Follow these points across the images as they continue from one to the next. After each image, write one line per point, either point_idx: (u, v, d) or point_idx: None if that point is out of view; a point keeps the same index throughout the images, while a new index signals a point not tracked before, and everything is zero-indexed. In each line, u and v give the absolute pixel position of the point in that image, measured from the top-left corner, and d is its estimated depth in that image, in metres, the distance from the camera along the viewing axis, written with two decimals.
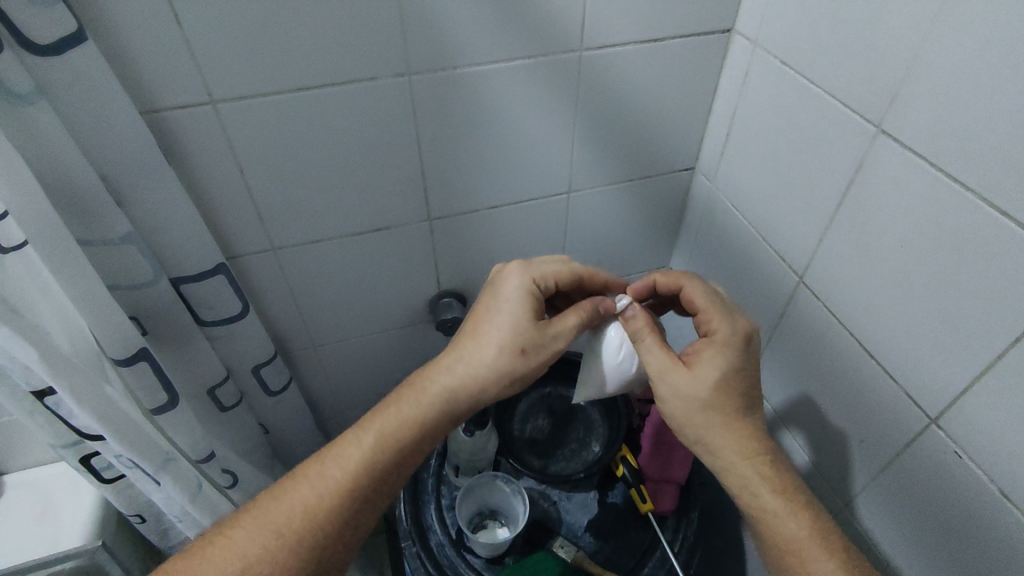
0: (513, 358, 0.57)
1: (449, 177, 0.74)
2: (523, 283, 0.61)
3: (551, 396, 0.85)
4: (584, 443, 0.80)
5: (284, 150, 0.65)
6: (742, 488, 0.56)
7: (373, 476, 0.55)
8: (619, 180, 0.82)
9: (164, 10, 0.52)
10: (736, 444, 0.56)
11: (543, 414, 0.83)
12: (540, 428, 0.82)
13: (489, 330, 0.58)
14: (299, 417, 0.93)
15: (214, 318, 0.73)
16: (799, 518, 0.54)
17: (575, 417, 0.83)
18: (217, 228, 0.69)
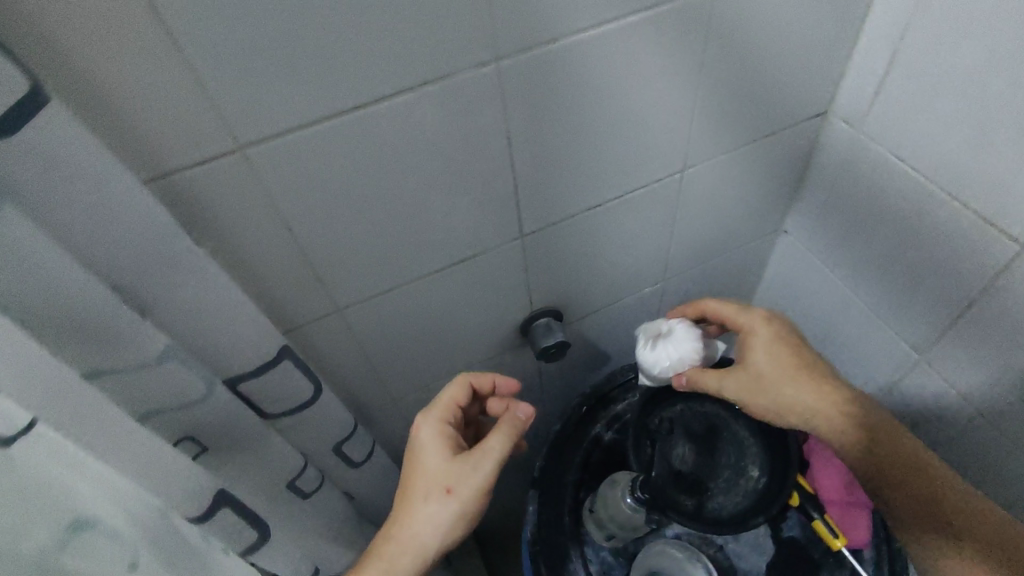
0: (445, 499, 0.55)
1: (545, 184, 0.57)
2: (432, 429, 0.59)
3: (686, 414, 0.71)
4: (740, 469, 0.67)
5: (343, 192, 0.48)
6: (861, 457, 0.60)
7: None
8: (740, 145, 0.65)
9: (154, 31, 0.34)
10: (825, 402, 0.61)
11: (682, 438, 0.69)
12: (684, 457, 0.68)
13: (419, 482, 0.56)
14: (388, 477, 0.80)
15: (281, 409, 0.57)
16: (925, 482, 0.57)
17: (721, 436, 0.70)
18: (270, 303, 0.53)
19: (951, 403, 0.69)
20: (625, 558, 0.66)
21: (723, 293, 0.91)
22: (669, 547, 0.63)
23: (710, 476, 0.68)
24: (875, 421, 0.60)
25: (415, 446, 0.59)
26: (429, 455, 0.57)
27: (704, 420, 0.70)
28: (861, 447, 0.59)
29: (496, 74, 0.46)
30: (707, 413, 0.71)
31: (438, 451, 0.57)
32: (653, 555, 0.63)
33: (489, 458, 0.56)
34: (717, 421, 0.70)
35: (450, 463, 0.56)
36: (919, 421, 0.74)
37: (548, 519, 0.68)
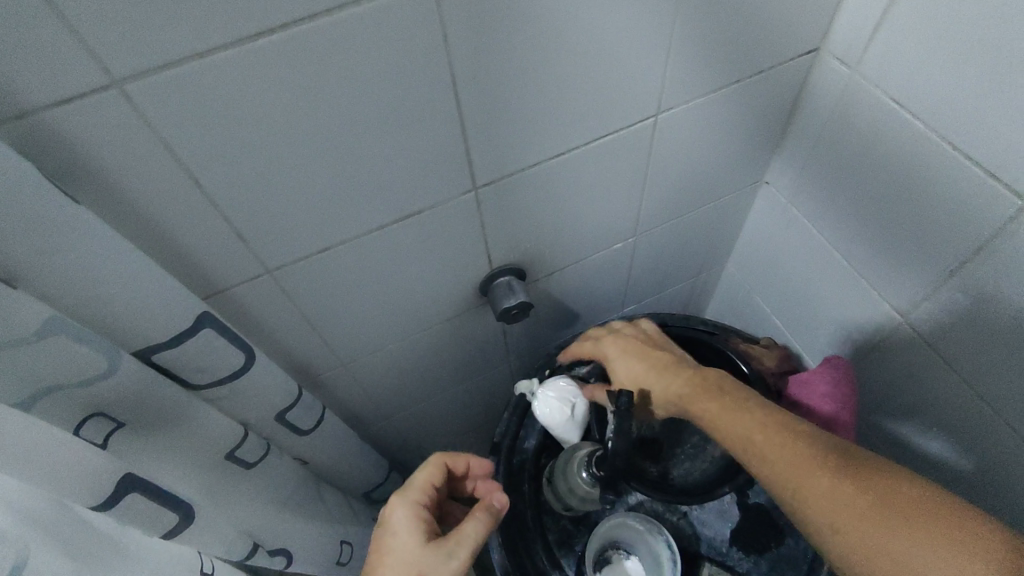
0: None
1: (499, 128, 0.50)
2: (405, 512, 0.54)
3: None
4: (707, 435, 0.65)
5: (256, 138, 0.42)
6: (747, 444, 0.50)
7: None
8: (721, 86, 0.59)
9: None
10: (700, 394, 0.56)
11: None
12: (650, 422, 0.66)
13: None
14: (343, 441, 0.76)
15: (210, 380, 0.52)
16: (823, 464, 0.46)
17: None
18: (185, 265, 0.47)
19: (927, 370, 0.65)
20: (585, 526, 0.63)
21: (700, 248, 0.86)
22: (629, 516, 0.61)
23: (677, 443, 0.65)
24: (740, 402, 0.53)
25: (384, 533, 0.53)
26: (401, 538, 0.52)
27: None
28: (739, 436, 0.51)
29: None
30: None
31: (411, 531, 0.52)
32: (613, 524, 0.61)
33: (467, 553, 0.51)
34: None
35: (424, 548, 0.50)
36: (894, 386, 0.71)
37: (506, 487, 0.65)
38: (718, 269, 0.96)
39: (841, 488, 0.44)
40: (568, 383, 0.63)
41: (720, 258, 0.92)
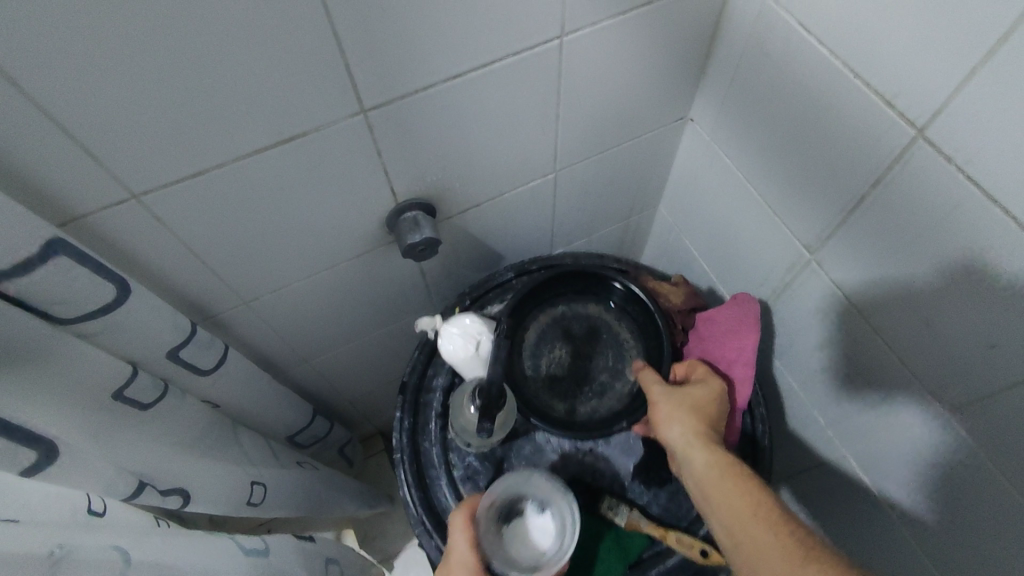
0: None
1: (382, 42, 0.47)
2: None
3: (566, 316, 0.68)
4: (616, 372, 0.65)
5: (88, 36, 0.37)
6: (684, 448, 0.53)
7: None
8: (632, 6, 0.56)
9: None
10: (691, 436, 0.53)
11: (559, 341, 0.66)
12: (559, 359, 0.66)
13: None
14: (254, 383, 0.74)
15: (78, 314, 0.49)
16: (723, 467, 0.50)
17: (600, 340, 0.66)
18: (29, 183, 0.43)
19: (831, 308, 0.66)
20: (491, 463, 0.62)
21: (625, 189, 0.84)
22: (531, 474, 0.59)
23: (583, 381, 0.65)
24: (675, 407, 0.56)
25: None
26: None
27: (584, 321, 0.67)
28: (680, 437, 0.54)
29: None
30: (588, 315, 0.68)
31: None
32: (515, 481, 0.59)
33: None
34: (598, 322, 0.67)
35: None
36: (801, 326, 0.72)
37: (412, 425, 0.64)
38: (648, 212, 0.95)
39: (751, 500, 0.47)
40: (474, 320, 0.62)
41: (648, 201, 0.91)
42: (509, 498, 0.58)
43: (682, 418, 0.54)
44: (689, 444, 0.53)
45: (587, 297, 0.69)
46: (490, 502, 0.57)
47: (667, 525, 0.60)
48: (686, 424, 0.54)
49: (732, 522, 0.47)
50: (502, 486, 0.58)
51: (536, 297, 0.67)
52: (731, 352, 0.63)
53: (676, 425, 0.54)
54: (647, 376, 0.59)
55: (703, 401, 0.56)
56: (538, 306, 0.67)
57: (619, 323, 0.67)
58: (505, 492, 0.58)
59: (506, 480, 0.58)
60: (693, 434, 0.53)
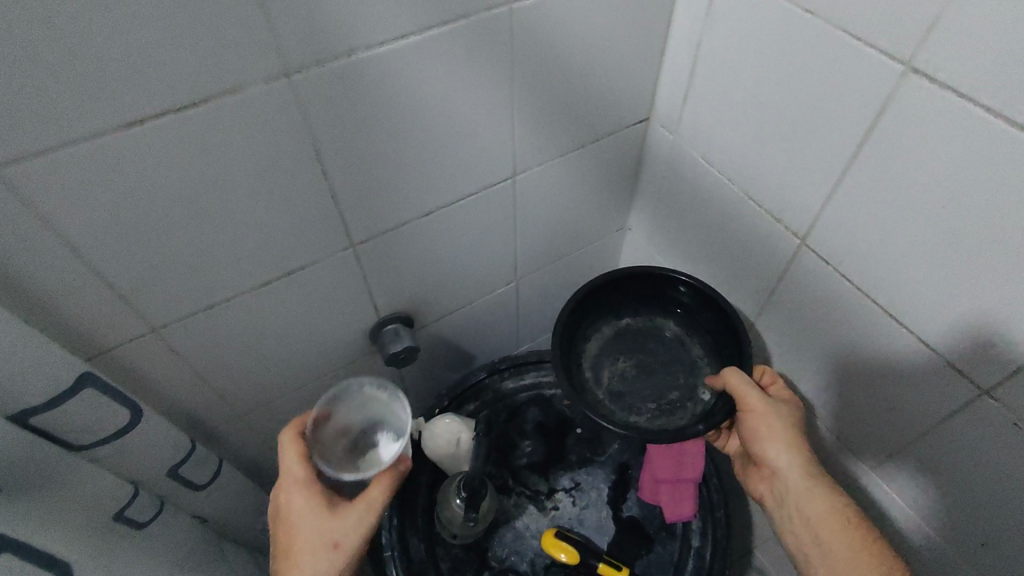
0: (331, 556, 0.52)
1: (369, 193, 0.57)
2: (306, 501, 0.54)
3: (629, 330, 0.72)
4: (690, 389, 0.67)
5: (136, 210, 0.46)
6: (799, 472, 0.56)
7: None
8: (569, 150, 0.69)
9: None
10: (801, 458, 0.57)
11: (622, 355, 0.70)
12: (623, 372, 0.69)
13: (300, 541, 0.53)
14: (243, 496, 0.77)
15: (93, 439, 0.54)
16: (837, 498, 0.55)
17: (666, 357, 0.69)
18: (65, 329, 0.50)
19: None
20: (476, 553, 0.67)
21: None
22: (367, 385, 0.61)
23: (649, 395, 0.67)
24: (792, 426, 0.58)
25: (288, 517, 0.54)
26: (302, 522, 0.53)
27: (646, 336, 0.72)
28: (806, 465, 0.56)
29: (289, 88, 0.46)
30: (653, 330, 0.72)
31: (306, 495, 0.54)
32: (357, 400, 0.61)
33: (360, 540, 0.53)
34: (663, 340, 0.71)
35: (329, 517, 0.53)
36: None
37: (399, 522, 0.68)
38: None
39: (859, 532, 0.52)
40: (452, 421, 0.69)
41: None
42: (357, 418, 0.61)
43: (798, 442, 0.57)
44: (803, 469, 0.56)
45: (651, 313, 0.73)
46: (332, 437, 0.60)
47: None
48: (792, 442, 0.57)
49: (838, 555, 0.52)
50: (349, 418, 0.61)
51: (599, 312, 0.72)
52: None
53: (784, 443, 0.57)
54: (736, 378, 0.59)
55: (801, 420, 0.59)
56: (602, 320, 0.72)
57: (690, 340, 0.70)
58: (348, 418, 0.61)
59: (349, 398, 0.61)
60: (804, 454, 0.57)
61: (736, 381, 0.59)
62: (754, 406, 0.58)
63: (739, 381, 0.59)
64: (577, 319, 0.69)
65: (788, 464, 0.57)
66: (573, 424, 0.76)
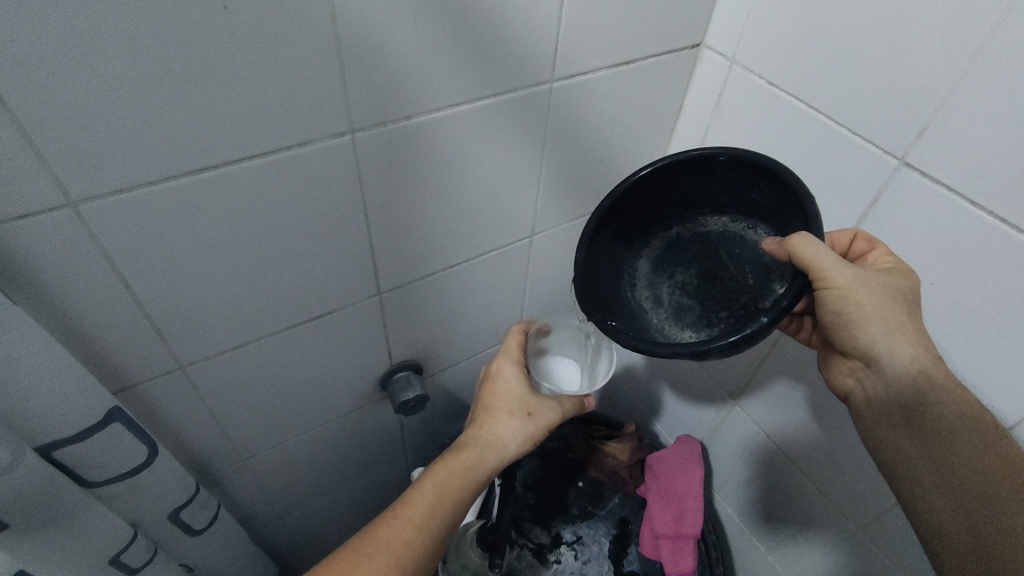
0: (524, 418, 0.59)
1: (402, 244, 0.60)
2: (516, 368, 0.62)
3: (683, 238, 0.61)
4: (761, 283, 0.54)
5: (188, 250, 0.47)
6: (914, 380, 0.47)
7: (423, 535, 0.50)
8: (583, 213, 0.73)
9: None
10: (902, 342, 0.48)
11: (681, 265, 0.60)
12: (683, 285, 0.59)
13: (500, 401, 0.60)
14: (233, 545, 0.74)
15: (107, 476, 0.53)
16: (956, 406, 0.46)
17: (730, 256, 0.57)
18: (101, 360, 0.50)
19: (758, 445, 0.79)
20: None
21: None
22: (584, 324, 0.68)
23: (717, 300, 0.56)
24: (901, 325, 0.48)
25: (497, 379, 0.62)
26: (509, 383, 0.61)
27: (703, 242, 0.60)
28: (915, 366, 0.47)
29: (350, 144, 0.49)
30: (711, 235, 0.60)
31: (517, 370, 0.61)
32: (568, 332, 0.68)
33: (551, 421, 0.60)
34: (725, 240, 0.59)
35: (530, 393, 0.61)
36: (735, 461, 0.84)
37: None
38: None
39: (972, 445, 0.45)
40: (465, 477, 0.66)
41: None
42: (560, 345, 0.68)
43: (907, 338, 0.48)
44: (914, 366, 0.47)
45: (706, 211, 0.60)
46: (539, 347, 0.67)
47: None
48: (890, 322, 0.48)
49: (941, 460, 0.47)
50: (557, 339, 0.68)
51: (643, 231, 0.62)
52: (683, 486, 0.74)
53: (879, 325, 0.48)
54: (807, 252, 0.46)
55: (907, 289, 0.48)
56: (651, 233, 0.62)
57: (756, 231, 0.57)
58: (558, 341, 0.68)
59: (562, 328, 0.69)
60: (907, 335, 0.48)
61: (811, 254, 0.46)
62: (836, 284, 0.47)
63: (816, 254, 0.46)
64: (614, 253, 0.61)
65: (885, 351, 0.48)
66: (574, 476, 0.78)
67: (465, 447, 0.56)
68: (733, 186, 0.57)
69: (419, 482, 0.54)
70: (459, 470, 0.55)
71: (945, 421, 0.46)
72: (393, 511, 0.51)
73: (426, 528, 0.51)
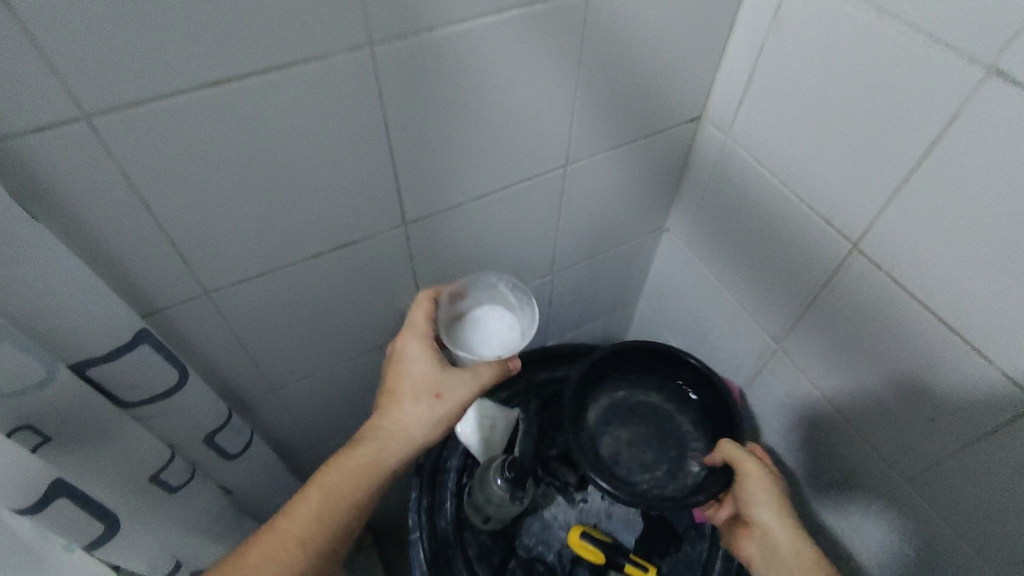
0: (431, 401, 0.56)
1: (428, 171, 0.57)
2: (424, 343, 0.57)
3: (627, 401, 0.72)
4: (680, 465, 0.68)
5: (207, 170, 0.46)
6: (769, 548, 0.57)
7: (323, 526, 0.51)
8: (621, 144, 0.69)
9: None
10: (784, 519, 0.57)
11: (621, 424, 0.70)
12: (626, 441, 0.69)
13: (405, 384, 0.57)
14: (269, 470, 0.77)
15: (140, 397, 0.54)
16: (794, 534, 0.56)
17: (662, 431, 0.71)
18: (130, 284, 0.50)
19: (800, 392, 0.75)
20: (502, 541, 0.69)
21: (607, 287, 0.95)
22: (503, 285, 0.64)
23: (648, 462, 0.68)
24: (776, 498, 0.58)
25: (403, 357, 0.58)
26: (416, 361, 0.57)
27: (645, 410, 0.72)
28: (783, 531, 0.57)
29: (370, 58, 0.46)
30: (649, 409, 0.72)
31: (425, 345, 0.57)
32: (488, 293, 0.64)
33: (460, 399, 0.57)
34: (665, 419, 0.72)
35: (438, 369, 0.57)
36: (773, 408, 0.81)
37: (428, 504, 0.69)
38: (629, 310, 1.05)
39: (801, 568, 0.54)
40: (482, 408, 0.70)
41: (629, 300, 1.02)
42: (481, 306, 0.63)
43: (776, 505, 0.58)
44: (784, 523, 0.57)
45: (654, 387, 0.73)
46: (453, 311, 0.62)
47: None
48: (776, 500, 0.58)
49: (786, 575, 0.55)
50: (475, 302, 0.63)
51: (601, 382, 0.71)
52: None
53: (767, 512, 0.58)
54: (732, 451, 0.60)
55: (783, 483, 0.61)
56: (603, 386, 0.71)
57: (690, 426, 0.71)
58: (477, 303, 0.63)
59: (480, 288, 0.64)
60: (778, 507, 0.58)
61: (741, 457, 0.59)
62: (761, 513, 0.58)
63: (737, 453, 0.60)
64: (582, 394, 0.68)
65: (754, 505, 0.58)
66: None
67: (366, 440, 0.55)
68: (699, 371, 0.69)
69: (318, 475, 0.54)
70: (353, 464, 0.54)
71: (789, 551, 0.55)
72: (290, 507, 0.52)
73: (321, 520, 0.51)
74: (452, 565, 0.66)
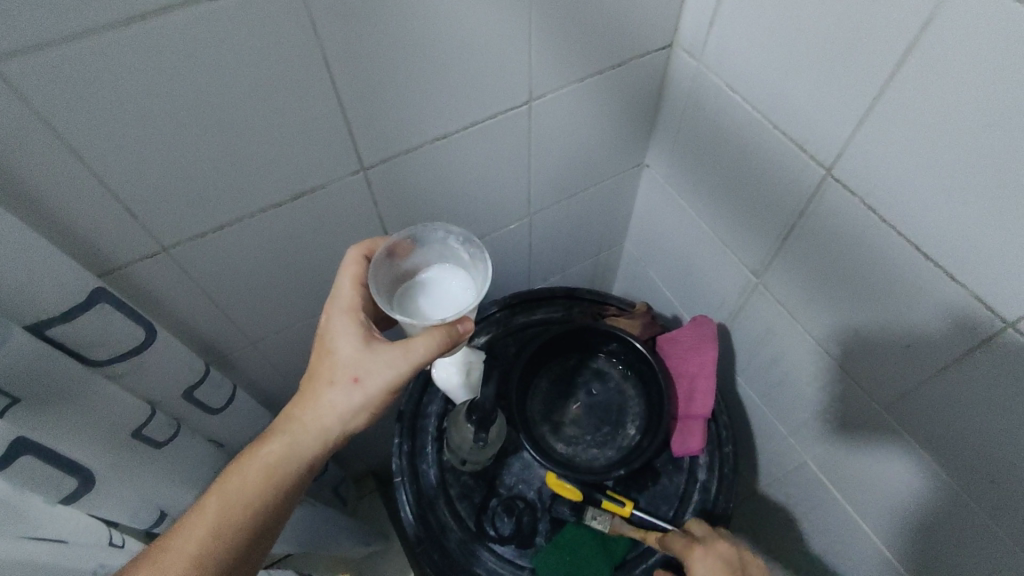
0: (351, 387, 0.53)
1: (379, 112, 0.55)
2: (350, 322, 0.55)
3: (567, 368, 0.76)
4: (618, 426, 0.72)
5: (138, 118, 0.45)
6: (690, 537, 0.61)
7: (240, 522, 0.51)
8: (586, 75, 0.66)
9: None
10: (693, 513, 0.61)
11: (565, 391, 0.74)
12: (569, 409, 0.73)
13: (325, 368, 0.54)
14: (256, 422, 0.78)
15: (107, 354, 0.55)
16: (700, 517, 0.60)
17: (604, 395, 0.74)
18: (78, 241, 0.49)
19: (781, 325, 0.74)
20: (484, 480, 0.71)
21: (588, 228, 0.93)
22: (453, 239, 0.61)
23: (591, 426, 0.72)
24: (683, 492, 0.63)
25: (326, 338, 0.55)
26: (341, 343, 0.55)
27: (585, 373, 0.75)
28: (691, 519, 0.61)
29: None
30: (592, 374, 0.75)
31: (351, 322, 0.55)
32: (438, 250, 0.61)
33: (384, 386, 0.53)
34: (602, 381, 0.75)
35: (363, 352, 0.54)
36: (756, 342, 0.80)
37: (410, 447, 0.72)
38: (614, 251, 1.04)
39: None
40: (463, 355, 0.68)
41: (613, 241, 1.00)
42: (431, 265, 0.61)
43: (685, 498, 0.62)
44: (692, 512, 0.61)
45: (595, 353, 0.76)
46: (403, 273, 0.61)
47: (644, 526, 0.67)
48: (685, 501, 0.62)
49: None
50: (426, 261, 0.61)
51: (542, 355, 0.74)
52: (695, 367, 0.73)
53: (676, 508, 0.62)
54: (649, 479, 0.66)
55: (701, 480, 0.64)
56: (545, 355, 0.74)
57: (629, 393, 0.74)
58: (427, 261, 0.61)
59: (429, 246, 0.61)
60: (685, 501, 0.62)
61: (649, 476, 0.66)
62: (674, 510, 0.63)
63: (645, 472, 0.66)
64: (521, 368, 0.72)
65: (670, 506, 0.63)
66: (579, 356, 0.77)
67: (280, 433, 0.53)
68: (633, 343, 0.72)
69: (234, 470, 0.52)
70: (267, 461, 0.52)
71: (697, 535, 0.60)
72: (208, 504, 0.51)
73: (240, 516, 0.51)
74: (435, 504, 0.69)
